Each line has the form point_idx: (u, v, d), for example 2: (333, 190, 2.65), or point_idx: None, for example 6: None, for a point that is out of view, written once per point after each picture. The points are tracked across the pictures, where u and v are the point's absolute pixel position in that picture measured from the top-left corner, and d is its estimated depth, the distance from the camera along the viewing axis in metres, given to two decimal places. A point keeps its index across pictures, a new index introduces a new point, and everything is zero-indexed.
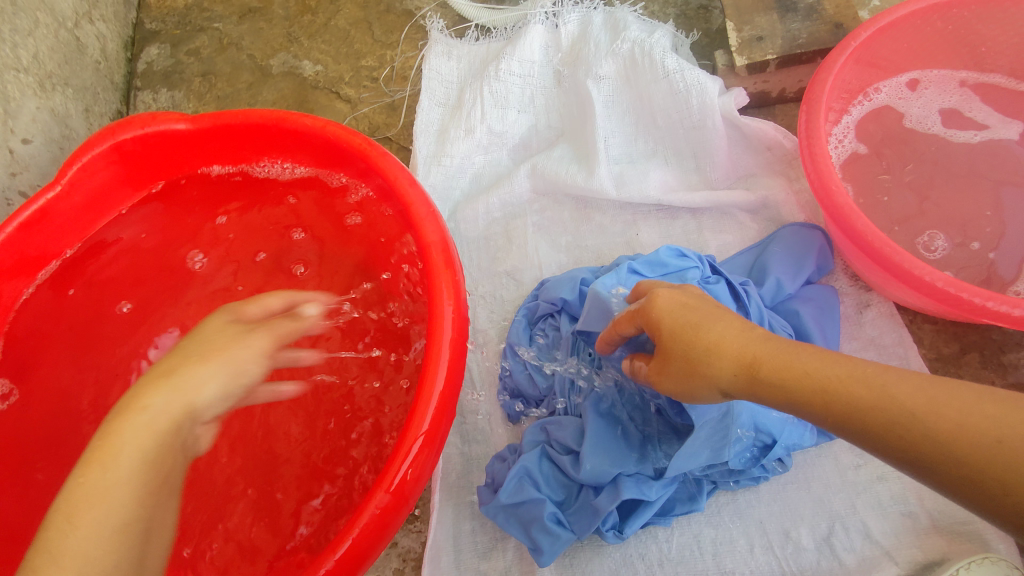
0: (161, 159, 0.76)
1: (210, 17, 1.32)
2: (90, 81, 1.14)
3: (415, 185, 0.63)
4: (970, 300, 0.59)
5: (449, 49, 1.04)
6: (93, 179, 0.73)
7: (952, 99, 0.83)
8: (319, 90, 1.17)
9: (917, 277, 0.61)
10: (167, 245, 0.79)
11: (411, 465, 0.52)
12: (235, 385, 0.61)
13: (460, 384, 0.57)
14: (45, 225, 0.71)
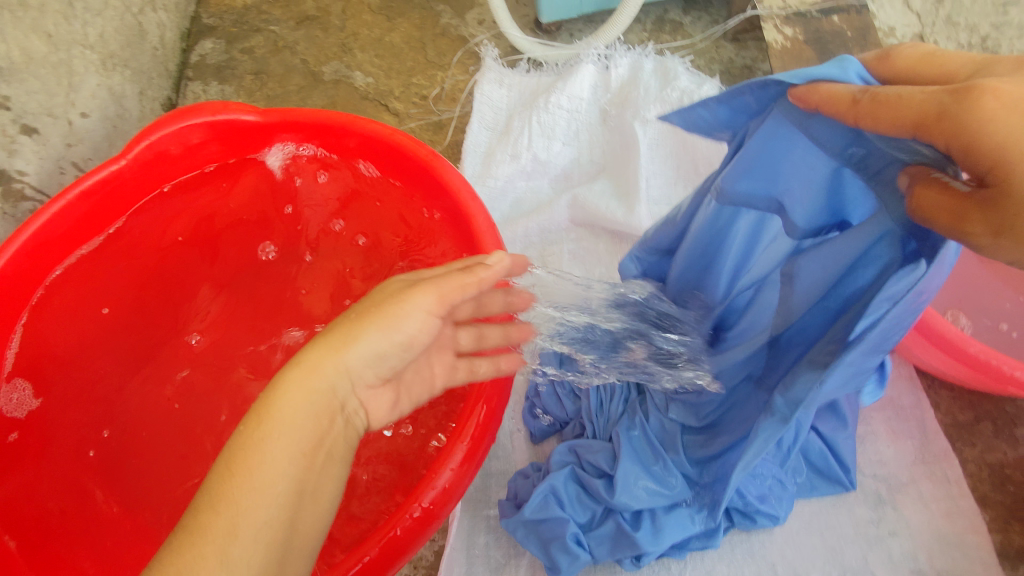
0: (225, 147, 0.77)
1: (268, 20, 1.36)
2: (147, 66, 1.17)
3: (475, 200, 0.65)
4: (999, 368, 0.60)
5: (501, 78, 1.08)
6: (155, 159, 0.74)
7: None
8: (368, 101, 1.20)
9: (954, 342, 0.61)
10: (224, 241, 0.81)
11: (454, 469, 0.54)
12: (391, 347, 0.49)
13: (507, 392, 0.59)
14: (101, 198, 0.72)
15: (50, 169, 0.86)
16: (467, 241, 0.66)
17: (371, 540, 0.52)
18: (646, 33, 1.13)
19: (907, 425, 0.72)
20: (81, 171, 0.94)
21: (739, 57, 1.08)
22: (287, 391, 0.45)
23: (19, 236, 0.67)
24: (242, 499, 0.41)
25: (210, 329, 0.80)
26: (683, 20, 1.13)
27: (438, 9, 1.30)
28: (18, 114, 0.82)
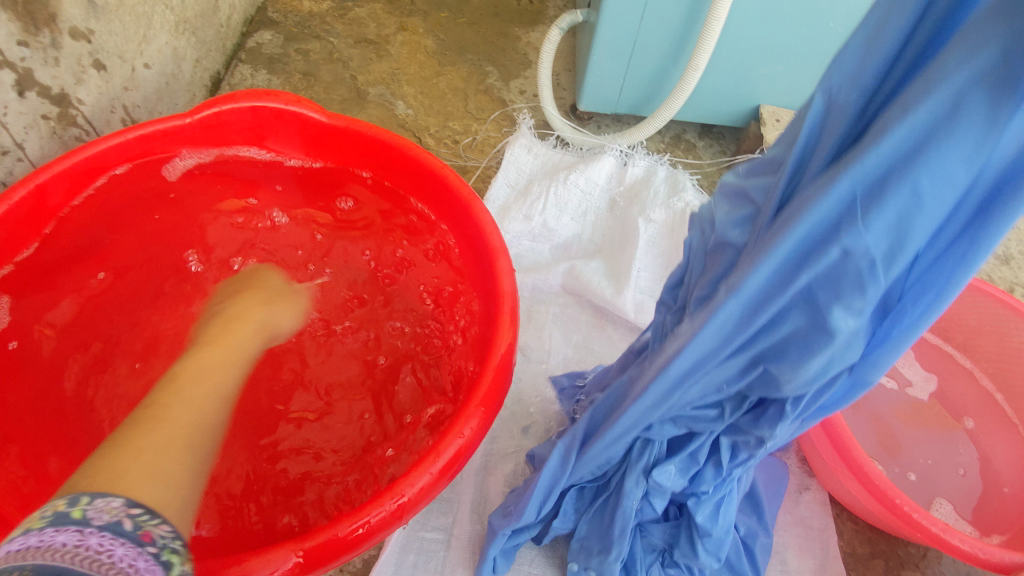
0: (278, 133, 0.84)
1: (328, 31, 1.46)
2: (209, 39, 1.23)
3: (501, 245, 0.72)
4: (904, 508, 0.67)
5: (530, 145, 1.18)
6: (217, 124, 0.81)
7: None
8: (403, 130, 1.29)
9: (869, 477, 0.70)
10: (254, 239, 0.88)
11: (422, 484, 0.54)
12: (194, 460, 0.55)
13: (490, 424, 0.59)
14: (157, 144, 0.78)
15: (105, 105, 0.89)
16: (485, 279, 0.73)
17: (339, 520, 0.53)
18: (664, 145, 1.27)
19: (812, 545, 0.80)
20: (128, 114, 0.97)
21: None
22: (108, 454, 0.51)
23: (72, 155, 0.72)
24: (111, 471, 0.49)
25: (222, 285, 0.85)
26: (697, 143, 1.27)
27: (486, 69, 1.42)
28: (95, 49, 0.86)
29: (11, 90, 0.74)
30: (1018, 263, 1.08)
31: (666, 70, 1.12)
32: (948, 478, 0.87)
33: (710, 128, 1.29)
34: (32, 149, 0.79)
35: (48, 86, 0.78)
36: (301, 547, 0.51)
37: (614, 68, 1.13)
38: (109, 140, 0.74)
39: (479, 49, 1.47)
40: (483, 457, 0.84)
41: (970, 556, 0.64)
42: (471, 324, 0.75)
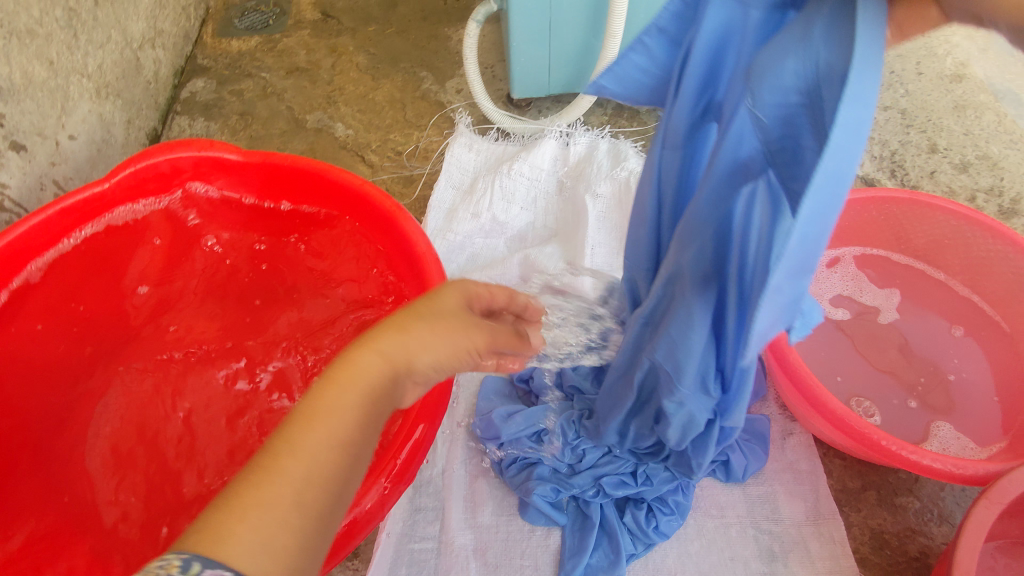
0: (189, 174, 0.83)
1: (259, 67, 1.46)
2: (138, 98, 1.23)
3: (430, 251, 0.72)
4: (877, 440, 0.65)
5: (471, 143, 1.18)
6: (136, 183, 0.81)
7: (847, 287, 0.96)
8: (346, 151, 1.28)
9: (832, 412, 0.68)
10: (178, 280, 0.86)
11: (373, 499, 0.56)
12: (456, 346, 0.51)
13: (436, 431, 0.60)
14: (81, 213, 0.78)
15: (31, 184, 0.90)
16: (418, 287, 0.73)
17: None
18: (606, 117, 1.25)
19: (801, 488, 0.79)
20: (61, 189, 0.97)
21: None
22: (365, 354, 0.47)
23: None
24: (262, 516, 0.38)
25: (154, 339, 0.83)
26: (640, 108, 1.26)
27: (421, 75, 1.41)
28: (9, 131, 0.86)
29: None
30: (977, 169, 1.06)
31: (588, 42, 1.11)
32: (941, 392, 0.85)
33: None
34: None
35: None
36: None
37: (536, 51, 1.12)
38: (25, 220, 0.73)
39: (411, 56, 1.46)
40: (461, 461, 0.84)
41: (944, 474, 0.63)
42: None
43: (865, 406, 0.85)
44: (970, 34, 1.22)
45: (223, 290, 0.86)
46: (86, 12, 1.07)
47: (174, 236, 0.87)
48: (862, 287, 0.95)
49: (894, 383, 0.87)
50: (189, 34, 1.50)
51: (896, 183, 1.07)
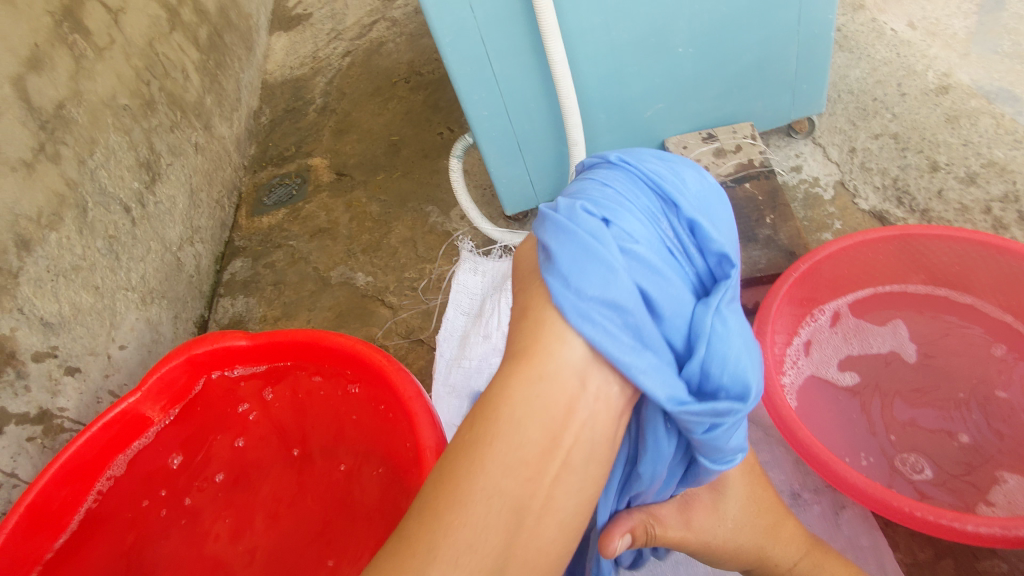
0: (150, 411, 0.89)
1: (287, 237, 1.60)
2: (182, 293, 1.38)
3: (419, 397, 0.76)
4: (924, 516, 0.62)
5: (475, 266, 1.23)
6: (149, 397, 0.88)
7: (854, 343, 0.90)
8: (368, 298, 1.36)
9: (846, 480, 0.69)
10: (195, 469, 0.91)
11: None
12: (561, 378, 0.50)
13: None
14: (107, 436, 0.85)
15: (88, 400, 1.02)
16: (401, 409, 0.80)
17: None
18: None
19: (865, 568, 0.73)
20: (117, 396, 1.10)
21: None
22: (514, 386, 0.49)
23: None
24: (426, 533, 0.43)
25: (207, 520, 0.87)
26: None
27: (427, 210, 1.50)
28: (63, 359, 0.99)
29: None
30: (986, 178, 1.03)
31: (560, 150, 1.15)
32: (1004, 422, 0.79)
33: None
34: (25, 471, 0.90)
35: (25, 411, 0.90)
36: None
37: (514, 169, 1.18)
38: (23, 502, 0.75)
39: (417, 194, 1.56)
40: None
41: (995, 538, 0.59)
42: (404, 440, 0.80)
43: (913, 462, 0.80)
44: (947, 43, 1.20)
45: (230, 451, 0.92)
46: (125, 235, 1.24)
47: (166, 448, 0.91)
48: (869, 337, 0.90)
49: (944, 428, 0.81)
50: (226, 222, 1.69)
51: (906, 211, 1.05)
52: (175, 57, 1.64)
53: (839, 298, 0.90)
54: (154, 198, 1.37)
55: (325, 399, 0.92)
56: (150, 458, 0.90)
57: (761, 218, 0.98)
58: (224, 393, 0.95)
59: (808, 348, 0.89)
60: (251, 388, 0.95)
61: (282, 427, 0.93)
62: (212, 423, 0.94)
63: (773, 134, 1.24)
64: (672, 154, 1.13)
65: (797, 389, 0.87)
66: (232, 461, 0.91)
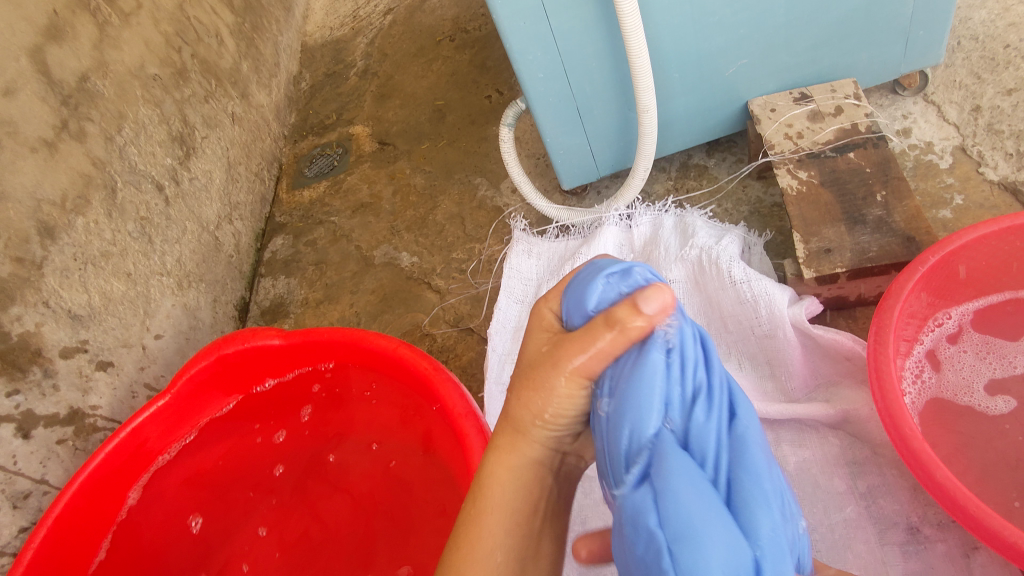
0: (171, 423, 0.83)
1: (329, 212, 1.51)
2: (221, 274, 1.32)
3: (470, 417, 0.66)
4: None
5: (530, 248, 1.11)
6: (163, 425, 0.82)
7: (991, 359, 0.75)
8: (413, 281, 1.27)
9: (1006, 539, 0.55)
10: (225, 504, 0.84)
11: None
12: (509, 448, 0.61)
13: None
14: (120, 473, 0.78)
15: (122, 396, 0.96)
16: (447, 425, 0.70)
17: None
18: (671, 182, 1.13)
19: None
20: (153, 388, 1.04)
21: (768, 196, 1.05)
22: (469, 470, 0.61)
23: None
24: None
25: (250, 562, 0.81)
26: (708, 162, 1.13)
27: (476, 182, 1.38)
28: (94, 353, 0.93)
29: (15, 437, 0.80)
30: None
31: (625, 116, 1.01)
32: None
33: (718, 141, 1.15)
34: (57, 475, 0.84)
35: (54, 412, 0.85)
36: None
37: (572, 139, 1.05)
38: (49, 515, 0.70)
39: (464, 165, 1.44)
40: None
41: None
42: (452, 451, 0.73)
43: None
44: None
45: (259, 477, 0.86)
46: (158, 215, 1.17)
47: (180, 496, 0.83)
48: (1005, 355, 0.75)
49: None
50: (266, 197, 1.61)
51: None
52: (208, 20, 1.53)
53: (968, 303, 0.77)
54: (189, 174, 1.30)
55: (348, 399, 0.87)
56: (164, 504, 0.83)
57: (870, 195, 0.83)
58: (240, 417, 0.89)
59: (932, 363, 0.76)
60: (275, 403, 0.90)
61: (314, 440, 0.87)
62: (236, 442, 0.88)
63: (875, 92, 1.06)
64: (758, 118, 0.97)
65: (919, 412, 0.74)
66: (263, 490, 0.85)
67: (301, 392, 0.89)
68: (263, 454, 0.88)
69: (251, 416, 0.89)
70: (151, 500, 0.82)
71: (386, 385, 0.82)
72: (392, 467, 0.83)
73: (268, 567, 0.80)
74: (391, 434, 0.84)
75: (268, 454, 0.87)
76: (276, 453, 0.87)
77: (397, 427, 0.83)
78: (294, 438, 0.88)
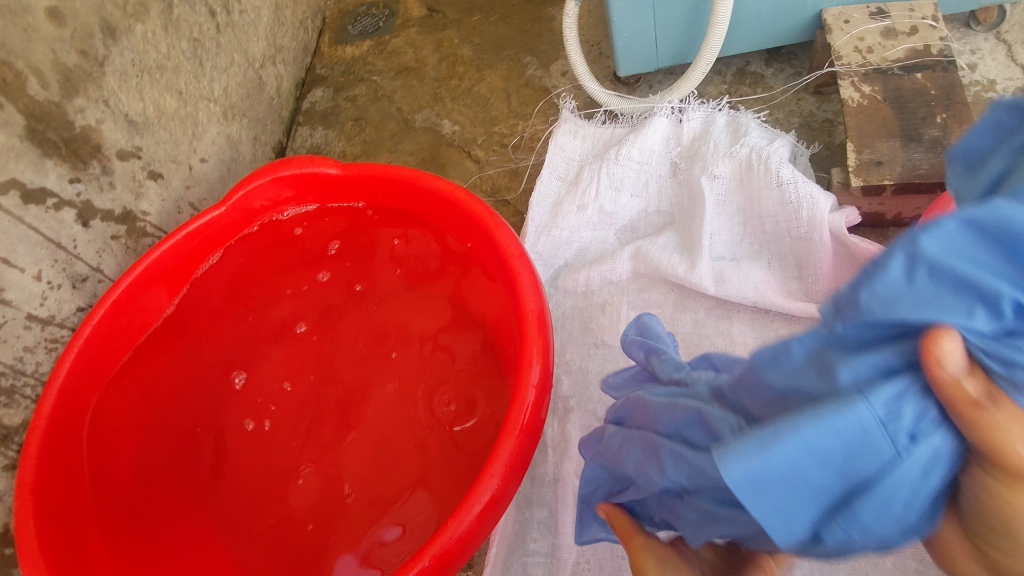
0: (198, 250, 0.86)
1: (371, 71, 1.49)
2: (262, 114, 1.32)
3: (522, 257, 0.70)
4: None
5: (576, 128, 1.11)
6: (203, 240, 0.85)
7: None
8: (452, 148, 1.28)
9: None
10: (248, 319, 0.88)
11: (504, 470, 0.60)
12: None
13: (544, 412, 0.64)
14: (158, 276, 0.82)
15: (169, 208, 1.01)
16: (497, 265, 0.74)
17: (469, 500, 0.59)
18: (726, 85, 1.13)
19: None
20: (196, 209, 1.08)
21: (821, 111, 1.05)
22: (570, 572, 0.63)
23: (60, 370, 0.72)
24: None
25: (272, 368, 0.86)
26: (766, 71, 1.12)
27: (525, 60, 1.36)
28: (147, 162, 0.96)
29: (76, 223, 0.84)
30: None
31: (698, 5, 1.00)
32: None
33: (779, 51, 1.13)
34: (110, 268, 0.90)
35: (110, 209, 0.89)
36: (430, 552, 0.57)
37: (640, 23, 1.03)
38: (108, 298, 0.75)
39: (515, 42, 1.41)
40: (575, 467, 0.84)
41: None
42: (492, 294, 0.79)
43: None
44: None
45: (287, 290, 0.90)
46: (209, 41, 1.15)
47: (208, 303, 0.88)
48: None
49: None
50: (308, 46, 1.57)
51: None
52: None
53: None
54: (240, 6, 1.27)
55: (378, 223, 0.91)
56: (191, 313, 0.87)
57: (930, 116, 0.84)
58: (267, 244, 0.91)
59: None
60: (304, 232, 0.92)
61: (341, 262, 0.91)
62: (264, 260, 0.91)
63: (949, 22, 1.04)
64: (830, 27, 0.96)
65: None
66: (287, 308, 0.90)
67: (330, 224, 0.92)
68: (293, 295, 0.90)
69: (279, 245, 0.92)
70: (185, 303, 0.87)
71: (420, 213, 0.86)
72: (413, 293, 0.88)
73: (294, 368, 0.87)
74: (417, 260, 0.89)
75: (297, 273, 0.91)
76: (302, 273, 0.91)
77: (422, 251, 0.88)
78: (319, 261, 0.91)
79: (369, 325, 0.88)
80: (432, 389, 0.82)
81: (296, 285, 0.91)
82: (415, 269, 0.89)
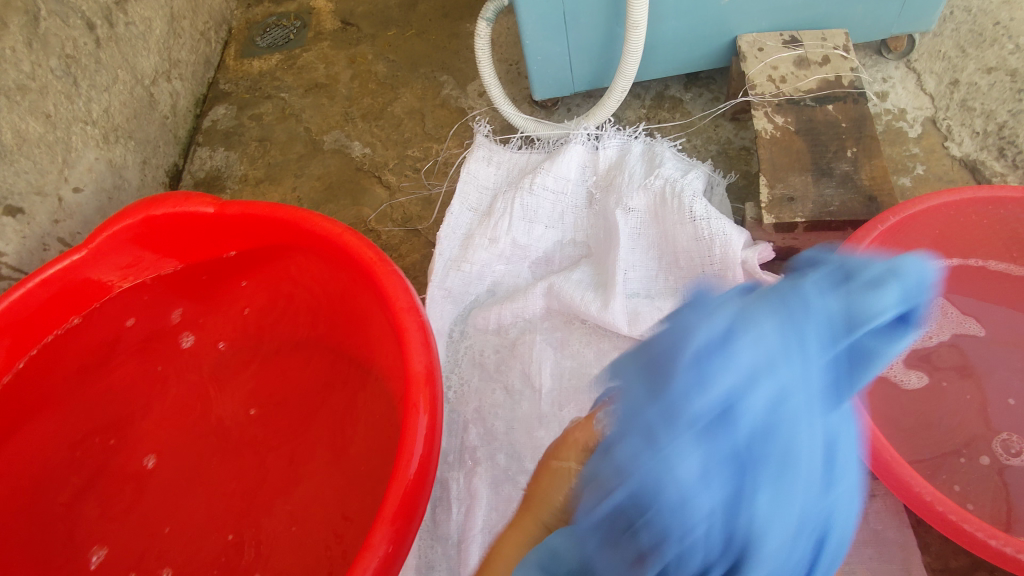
0: (38, 324, 0.76)
1: (279, 87, 1.40)
2: (154, 135, 1.21)
3: (412, 311, 0.64)
4: (973, 532, 0.54)
5: (490, 155, 1.06)
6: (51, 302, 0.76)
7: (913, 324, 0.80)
8: (362, 172, 1.20)
9: (908, 487, 0.58)
10: (105, 403, 0.79)
11: (381, 557, 0.53)
12: None
13: (431, 479, 0.58)
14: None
15: (31, 246, 0.91)
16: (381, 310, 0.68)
17: None
18: (644, 109, 1.10)
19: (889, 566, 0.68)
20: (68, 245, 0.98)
21: (738, 138, 1.03)
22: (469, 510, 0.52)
23: None
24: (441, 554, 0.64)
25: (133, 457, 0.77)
26: (684, 96, 1.09)
27: (441, 79, 1.30)
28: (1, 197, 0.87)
29: None
30: None
31: (612, 29, 0.96)
32: None
33: (697, 75, 1.11)
34: None
35: None
36: None
37: (553, 47, 0.99)
38: None
39: (431, 59, 1.35)
40: (483, 525, 0.77)
41: None
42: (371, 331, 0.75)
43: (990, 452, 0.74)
44: None
45: (145, 367, 0.82)
46: (87, 57, 1.04)
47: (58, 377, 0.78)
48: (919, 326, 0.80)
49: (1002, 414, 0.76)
50: (210, 59, 1.46)
51: (1005, 165, 0.91)
52: None
53: None
54: (126, 18, 1.15)
55: (222, 271, 0.85)
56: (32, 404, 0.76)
57: (841, 150, 0.83)
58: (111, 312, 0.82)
59: None
60: (151, 299, 0.85)
61: (196, 326, 0.84)
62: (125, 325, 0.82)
63: (860, 49, 1.04)
64: (743, 55, 0.94)
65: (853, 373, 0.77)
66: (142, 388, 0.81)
67: (175, 288, 0.85)
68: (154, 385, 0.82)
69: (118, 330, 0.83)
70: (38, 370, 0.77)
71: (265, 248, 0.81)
72: (279, 334, 0.83)
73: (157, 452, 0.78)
74: (275, 298, 0.84)
75: (156, 344, 0.83)
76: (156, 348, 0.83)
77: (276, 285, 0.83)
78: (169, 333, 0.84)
79: (237, 378, 0.82)
80: (319, 419, 0.77)
81: (152, 358, 0.82)
82: (274, 308, 0.84)
